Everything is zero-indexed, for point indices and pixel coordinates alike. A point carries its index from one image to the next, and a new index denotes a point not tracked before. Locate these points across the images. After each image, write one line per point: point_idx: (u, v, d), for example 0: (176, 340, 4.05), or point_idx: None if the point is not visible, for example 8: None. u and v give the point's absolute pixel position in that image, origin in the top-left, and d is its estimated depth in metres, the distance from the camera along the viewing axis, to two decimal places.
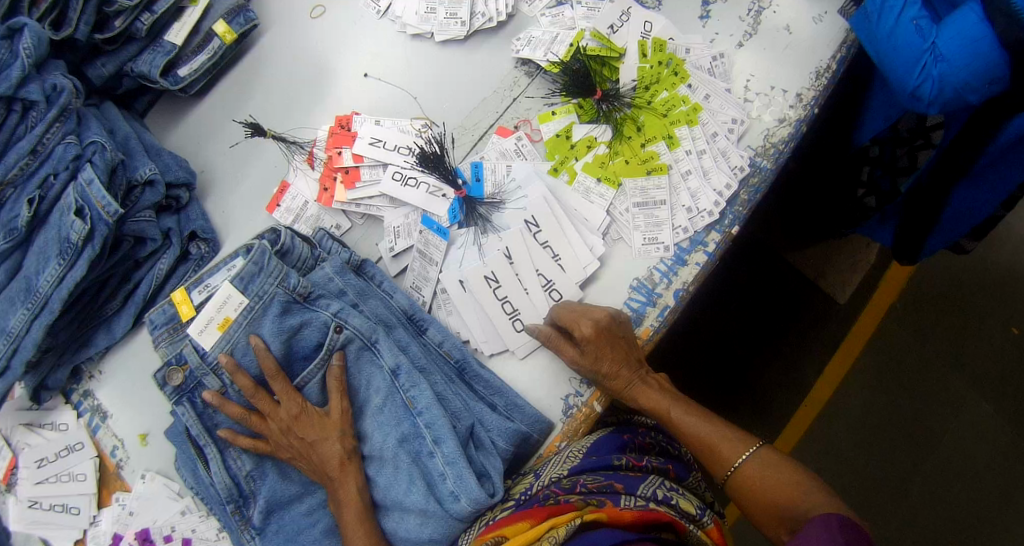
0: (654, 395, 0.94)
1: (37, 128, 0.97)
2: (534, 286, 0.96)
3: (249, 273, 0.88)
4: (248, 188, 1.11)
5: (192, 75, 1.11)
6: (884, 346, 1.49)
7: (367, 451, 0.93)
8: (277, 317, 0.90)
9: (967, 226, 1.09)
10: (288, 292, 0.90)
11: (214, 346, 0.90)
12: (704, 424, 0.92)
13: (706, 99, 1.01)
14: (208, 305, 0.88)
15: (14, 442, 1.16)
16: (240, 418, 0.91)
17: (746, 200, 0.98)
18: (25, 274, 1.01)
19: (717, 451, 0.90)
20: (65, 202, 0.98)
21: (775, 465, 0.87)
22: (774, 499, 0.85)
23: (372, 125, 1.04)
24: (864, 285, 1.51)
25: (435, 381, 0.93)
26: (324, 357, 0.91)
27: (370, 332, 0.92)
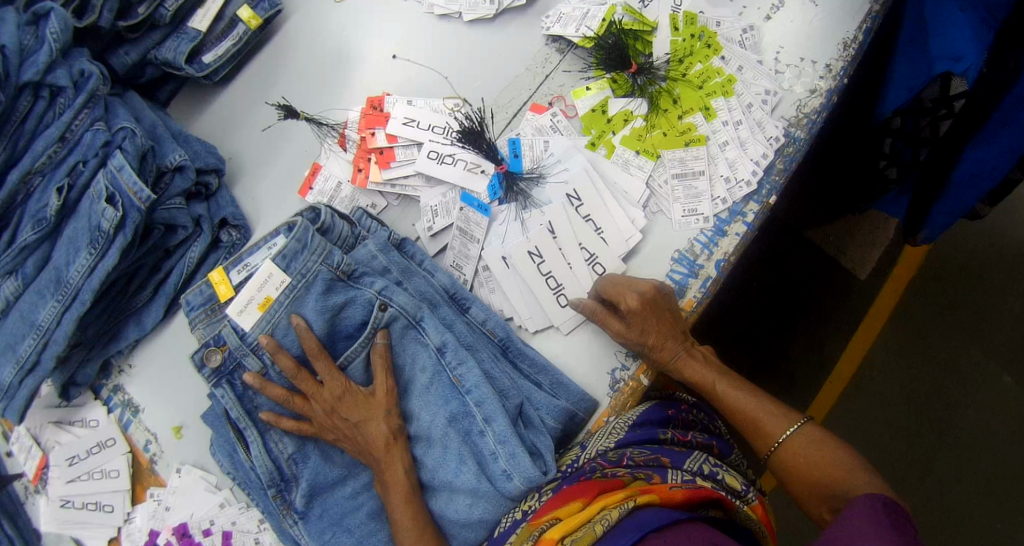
0: (701, 369, 0.93)
1: (66, 115, 0.96)
2: (575, 260, 0.96)
3: (292, 251, 0.87)
4: (279, 173, 1.10)
5: (217, 62, 1.10)
6: (905, 320, 1.49)
7: (413, 431, 0.91)
8: (320, 296, 0.89)
9: (974, 194, 1.09)
10: (331, 270, 0.89)
11: (254, 327, 0.88)
12: (749, 399, 0.91)
13: (739, 71, 1.01)
14: (248, 285, 0.87)
15: (43, 440, 1.15)
16: (283, 400, 0.89)
17: (783, 169, 0.98)
18: (54, 265, 0.99)
19: (759, 424, 0.89)
20: (95, 190, 0.95)
21: (818, 440, 0.86)
22: (819, 476, 0.84)
23: (405, 104, 1.04)
24: (884, 262, 1.51)
25: (482, 358, 0.92)
26: (368, 335, 0.90)
27: (415, 310, 0.90)
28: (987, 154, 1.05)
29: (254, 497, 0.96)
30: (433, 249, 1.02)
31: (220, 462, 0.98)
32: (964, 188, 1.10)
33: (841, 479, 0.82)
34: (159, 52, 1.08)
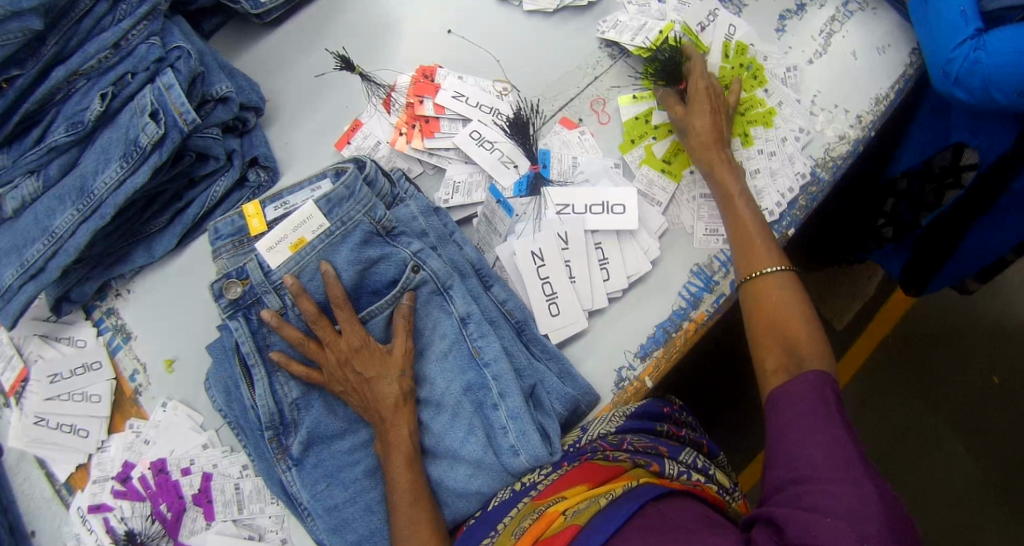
0: (728, 178, 0.95)
1: (125, 23, 0.98)
2: (582, 274, 0.97)
3: (339, 197, 0.92)
4: (316, 123, 1.09)
5: (273, 3, 1.09)
6: (872, 374, 1.53)
7: (424, 395, 0.92)
8: (356, 247, 0.93)
9: (976, 261, 1.22)
10: (372, 223, 0.93)
11: (281, 266, 0.92)
12: (757, 224, 0.92)
13: (779, 105, 1.10)
14: (284, 224, 0.91)
15: (27, 352, 1.13)
16: (298, 342, 0.90)
17: (805, 205, 1.06)
18: (81, 173, 0.99)
19: (759, 251, 0.89)
20: (140, 104, 0.97)
21: (799, 299, 0.85)
22: (787, 315, 0.83)
23: (456, 79, 1.05)
24: (860, 318, 1.56)
25: (504, 335, 0.94)
26: (396, 294, 0.92)
27: (445, 278, 0.94)
28: (989, 234, 1.17)
29: (247, 440, 0.96)
30: (458, 219, 1.02)
31: (214, 398, 0.98)
32: (970, 257, 1.23)
33: (804, 340, 0.80)
34: None
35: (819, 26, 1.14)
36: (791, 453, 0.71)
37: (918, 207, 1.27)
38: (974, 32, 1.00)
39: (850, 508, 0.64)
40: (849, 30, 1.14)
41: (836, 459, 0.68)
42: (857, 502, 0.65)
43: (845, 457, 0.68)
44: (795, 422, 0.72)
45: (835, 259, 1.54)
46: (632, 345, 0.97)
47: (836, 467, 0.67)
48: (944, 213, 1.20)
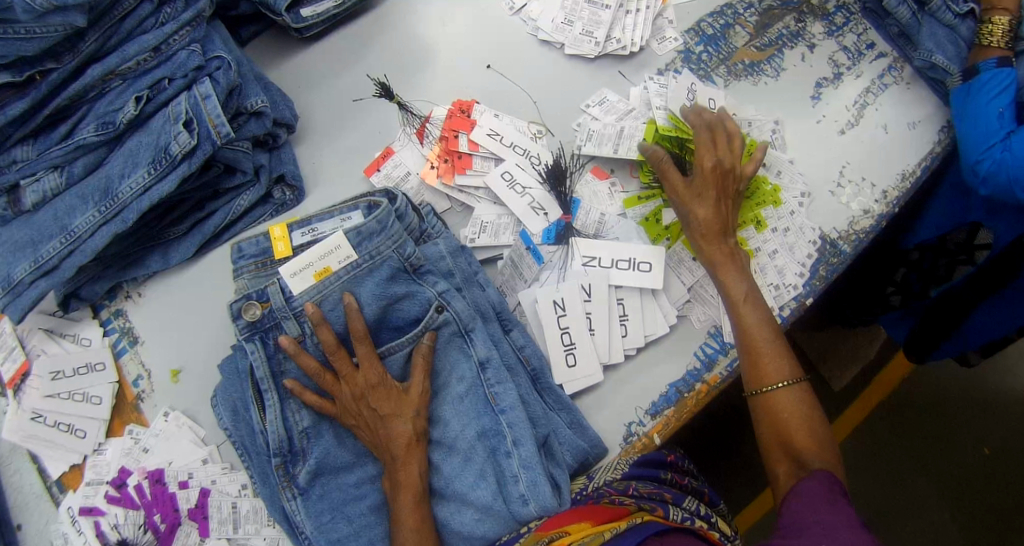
0: (734, 282, 0.93)
1: (168, 27, 0.96)
2: (602, 328, 0.97)
3: (368, 231, 0.93)
4: (346, 146, 1.08)
5: (314, 18, 1.07)
6: (867, 437, 1.54)
7: (437, 436, 0.92)
8: (383, 281, 0.93)
9: (980, 339, 1.25)
10: (400, 260, 0.94)
11: (302, 294, 0.93)
12: (766, 331, 0.90)
13: (778, 176, 1.08)
14: (311, 252, 0.92)
15: (30, 346, 1.11)
16: (315, 372, 0.90)
17: (824, 276, 1.05)
18: (106, 175, 0.97)
19: (769, 363, 0.89)
20: (174, 111, 0.95)
21: (805, 404, 0.87)
22: (795, 428, 0.86)
23: (491, 116, 1.05)
24: (858, 379, 1.57)
25: (520, 383, 0.95)
26: (418, 333, 0.93)
27: (468, 321, 0.94)
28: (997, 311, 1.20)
29: (252, 462, 0.96)
30: (482, 259, 1.02)
31: (220, 416, 0.97)
32: (974, 333, 1.25)
33: (815, 453, 0.83)
34: None
35: (854, 97, 1.15)
36: (802, 508, 0.75)
37: (929, 279, 1.27)
38: (1005, 135, 1.03)
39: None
40: (882, 103, 1.15)
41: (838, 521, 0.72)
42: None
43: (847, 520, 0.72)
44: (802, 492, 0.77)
45: (835, 320, 1.54)
46: (644, 401, 0.98)
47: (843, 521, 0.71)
48: (956, 287, 1.22)
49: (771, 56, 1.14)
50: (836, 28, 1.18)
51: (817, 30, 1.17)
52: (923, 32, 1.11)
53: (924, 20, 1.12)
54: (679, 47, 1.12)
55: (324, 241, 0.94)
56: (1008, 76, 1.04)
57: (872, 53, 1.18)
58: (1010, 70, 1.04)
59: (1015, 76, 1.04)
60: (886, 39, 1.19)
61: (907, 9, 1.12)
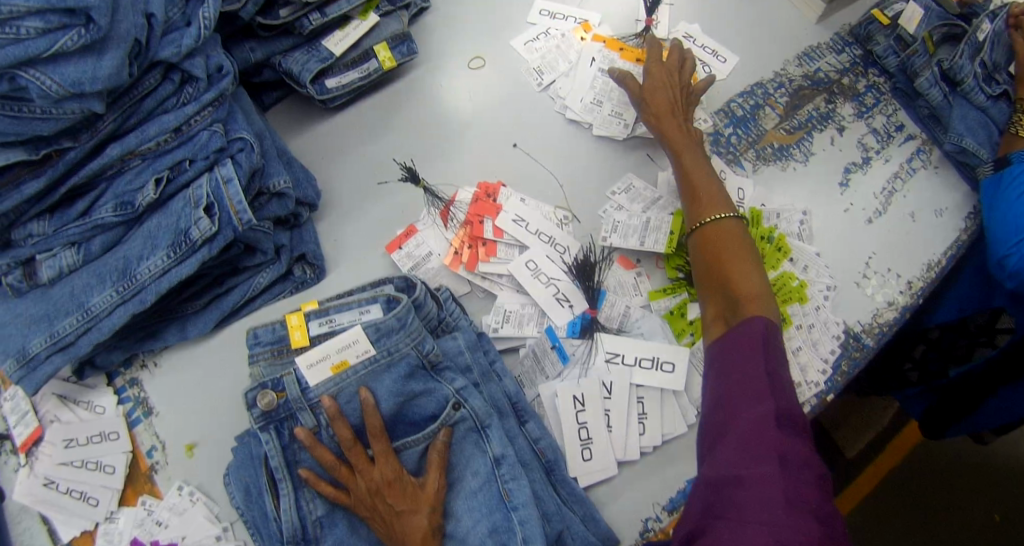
0: (677, 133, 1.02)
1: (190, 108, 0.95)
2: (619, 425, 0.96)
3: (388, 328, 0.93)
4: (370, 223, 1.08)
5: (339, 89, 1.09)
6: (875, 506, 1.53)
7: (450, 531, 0.89)
8: (401, 377, 0.92)
9: (997, 418, 1.24)
10: (419, 356, 0.94)
11: (319, 385, 0.92)
12: (705, 185, 0.98)
13: (805, 270, 1.06)
14: (330, 344, 0.92)
15: (43, 412, 1.10)
16: (331, 465, 0.88)
17: (846, 370, 1.03)
18: (124, 255, 0.96)
19: (709, 201, 0.96)
20: (194, 194, 0.94)
21: (744, 256, 0.91)
22: (731, 272, 0.90)
23: (517, 201, 1.05)
24: (872, 446, 1.55)
25: (535, 477, 0.92)
26: (433, 429, 0.91)
27: (485, 416, 0.92)
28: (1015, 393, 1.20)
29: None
30: (503, 348, 1.02)
31: (232, 493, 0.94)
32: (994, 409, 1.24)
33: (747, 297, 0.87)
34: (285, 60, 1.06)
35: (883, 183, 1.13)
36: (723, 428, 0.79)
37: (947, 358, 1.26)
38: None
39: (760, 486, 0.72)
40: (910, 190, 1.13)
41: (749, 441, 0.75)
42: (761, 488, 0.72)
43: (758, 437, 0.75)
44: (722, 401, 0.81)
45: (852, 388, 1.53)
46: (662, 496, 0.95)
47: (753, 458, 0.74)
48: (976, 369, 1.21)
49: (800, 139, 1.14)
50: (867, 109, 1.18)
51: (846, 112, 1.17)
52: (954, 116, 1.10)
53: (956, 100, 1.11)
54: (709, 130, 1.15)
55: (341, 335, 0.93)
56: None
57: (901, 135, 1.17)
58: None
59: None
60: (916, 120, 1.17)
61: (939, 91, 1.12)
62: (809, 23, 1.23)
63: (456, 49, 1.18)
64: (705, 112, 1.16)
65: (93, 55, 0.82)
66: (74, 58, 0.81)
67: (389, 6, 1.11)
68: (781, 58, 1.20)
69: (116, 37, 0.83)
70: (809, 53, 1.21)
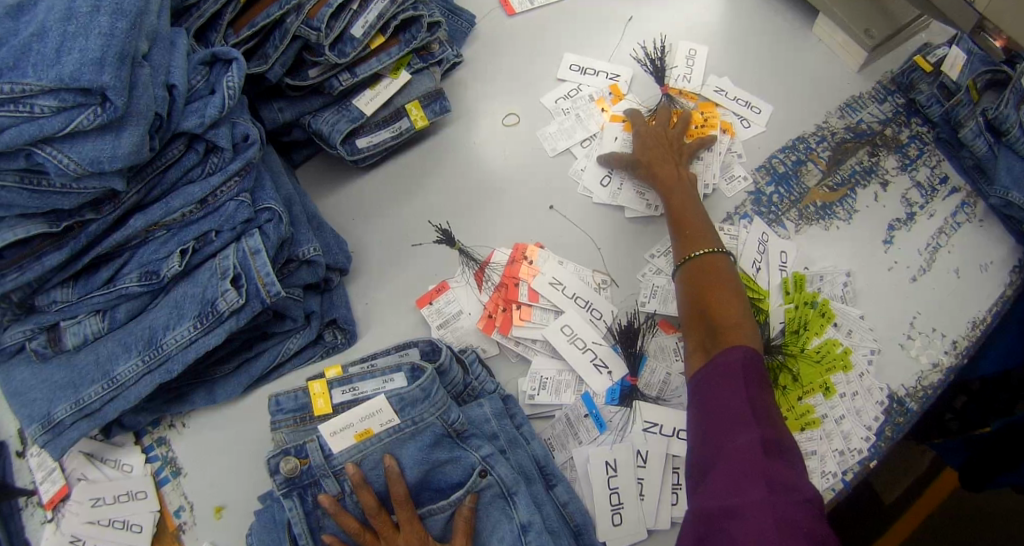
0: (667, 167, 1.05)
1: (215, 179, 0.92)
2: (653, 494, 0.93)
3: (412, 398, 0.88)
4: (405, 283, 1.08)
5: (369, 148, 1.09)
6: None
7: None
8: (425, 447, 0.88)
9: None
10: (444, 426, 0.89)
11: (343, 451, 0.89)
12: (693, 218, 1.00)
13: (848, 334, 1.02)
14: (353, 413, 0.88)
15: (70, 471, 1.09)
16: (355, 532, 0.87)
17: (889, 437, 0.99)
18: (150, 325, 0.94)
19: (696, 236, 0.98)
20: (221, 264, 0.92)
21: (725, 281, 0.92)
22: (711, 296, 0.90)
23: (556, 264, 1.05)
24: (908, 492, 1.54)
25: (562, 545, 0.90)
26: (459, 496, 0.88)
27: (512, 483, 0.89)
28: None
29: None
30: (536, 416, 0.99)
31: None
32: None
33: (728, 321, 0.87)
34: (315, 121, 1.07)
35: (927, 239, 1.10)
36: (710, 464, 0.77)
37: (987, 410, 1.26)
38: None
39: (753, 510, 0.69)
40: (955, 245, 1.09)
41: (737, 468, 0.73)
42: (753, 515, 0.68)
43: (745, 462, 0.73)
44: (708, 434, 0.79)
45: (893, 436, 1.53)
46: None
47: (739, 487, 0.71)
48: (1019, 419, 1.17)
49: (844, 196, 1.11)
50: (911, 161, 1.14)
51: (890, 165, 1.13)
52: (1000, 168, 1.06)
53: (1001, 152, 1.07)
54: (748, 187, 1.11)
55: (365, 403, 0.89)
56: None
57: (945, 187, 1.13)
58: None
59: None
60: (960, 170, 1.13)
61: (984, 141, 1.08)
62: (851, 72, 1.20)
63: (491, 104, 1.18)
64: (749, 169, 1.13)
65: (111, 133, 0.79)
66: (93, 136, 0.79)
67: (421, 63, 1.11)
68: (823, 110, 1.17)
69: (135, 115, 0.80)
70: (852, 104, 1.17)
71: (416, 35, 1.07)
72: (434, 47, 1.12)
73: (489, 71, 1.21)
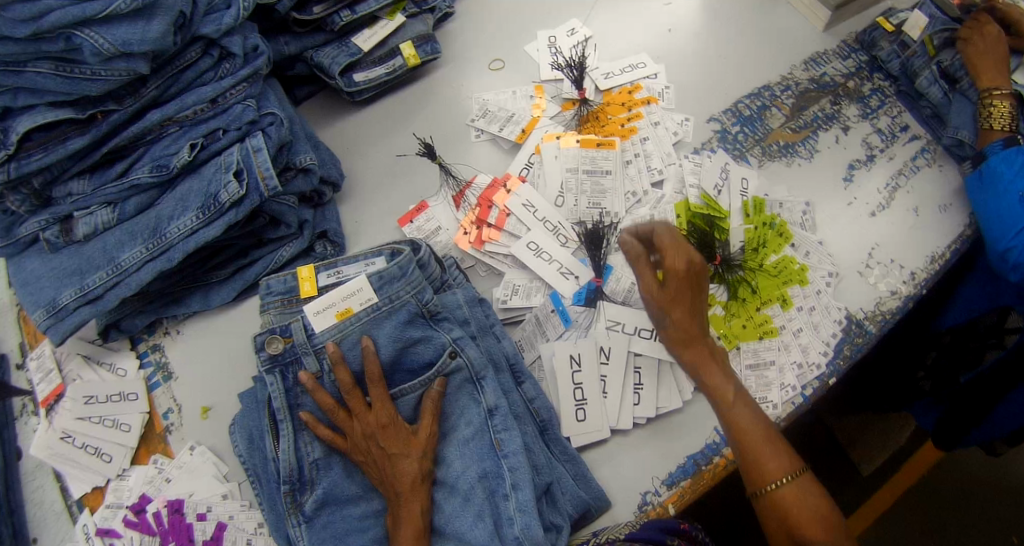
0: (724, 381, 0.90)
1: (226, 81, 1.02)
2: (615, 392, 0.98)
3: (390, 276, 0.95)
4: (389, 201, 1.15)
5: (366, 83, 1.16)
6: (888, 527, 1.46)
7: (440, 476, 0.93)
8: (400, 325, 0.94)
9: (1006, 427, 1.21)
10: (418, 305, 0.95)
11: (325, 331, 0.94)
12: (759, 432, 0.86)
13: (806, 256, 1.08)
14: (334, 292, 0.93)
15: (66, 371, 1.14)
16: (329, 408, 0.92)
17: (848, 355, 1.03)
18: (156, 215, 1.02)
19: (762, 449, 0.85)
20: (226, 160, 1.00)
21: (810, 495, 0.83)
22: (802, 527, 0.81)
23: (531, 190, 1.08)
24: (885, 468, 1.49)
25: (527, 431, 0.95)
26: (430, 377, 0.94)
27: (480, 368, 0.95)
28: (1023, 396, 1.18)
29: (262, 488, 0.97)
30: (506, 320, 1.05)
31: (236, 442, 1.00)
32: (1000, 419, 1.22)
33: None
34: (317, 54, 1.15)
35: (886, 179, 1.16)
36: None
37: (960, 362, 1.24)
38: None
39: None
40: (913, 185, 1.15)
41: None
42: None
43: None
44: None
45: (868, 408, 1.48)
46: (661, 471, 0.97)
47: None
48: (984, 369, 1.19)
49: (806, 137, 1.18)
50: (872, 110, 1.21)
51: (851, 113, 1.21)
52: (953, 111, 1.14)
53: (956, 97, 1.14)
54: (716, 127, 1.18)
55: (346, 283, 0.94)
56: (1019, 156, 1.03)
57: (905, 135, 1.20)
58: (1018, 149, 1.04)
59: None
60: (920, 120, 1.21)
61: (938, 89, 1.16)
62: (817, 32, 1.28)
63: (479, 51, 1.25)
64: (713, 112, 1.19)
65: (143, 19, 0.90)
66: (126, 21, 0.89)
67: (415, 9, 1.20)
68: (788, 63, 1.24)
69: (164, 6, 0.91)
70: (816, 59, 1.25)
71: None
72: None
73: (479, 22, 1.28)
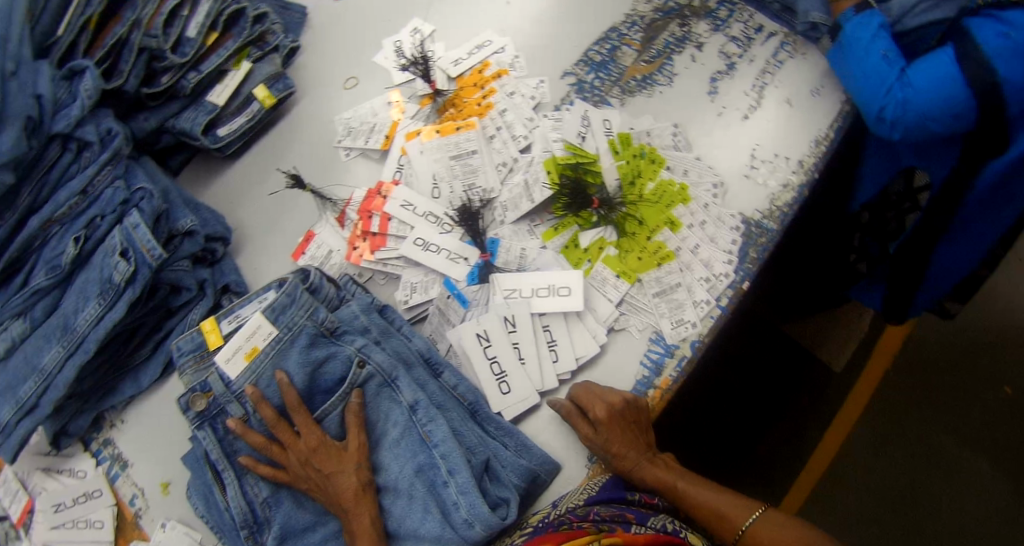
0: (664, 474, 0.94)
1: (90, 169, 1.06)
2: (530, 356, 1.00)
3: (281, 305, 0.97)
4: (281, 238, 1.19)
5: (230, 135, 1.21)
6: (883, 414, 1.46)
7: (382, 482, 0.94)
8: (304, 349, 0.97)
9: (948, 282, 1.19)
10: (316, 325, 0.98)
11: (240, 376, 0.96)
12: (713, 497, 0.92)
13: (684, 174, 1.10)
14: (237, 335, 0.96)
15: (31, 486, 1.18)
16: (262, 447, 0.94)
17: (755, 257, 1.04)
18: (63, 313, 1.05)
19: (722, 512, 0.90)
20: (110, 244, 1.04)
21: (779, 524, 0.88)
22: None
23: (406, 189, 1.11)
24: (857, 356, 1.51)
25: (453, 416, 0.96)
26: (345, 391, 0.96)
27: (391, 369, 0.97)
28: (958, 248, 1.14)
29: (228, 541, 1.00)
30: (412, 317, 1.07)
31: (195, 504, 1.01)
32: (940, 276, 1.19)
33: None
34: (178, 121, 1.20)
35: (751, 81, 1.16)
36: None
37: (882, 236, 1.26)
38: (898, 74, 1.02)
39: None
40: (780, 79, 1.15)
41: None
42: None
43: None
44: None
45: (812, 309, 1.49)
46: None
47: None
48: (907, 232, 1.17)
49: (661, 65, 1.20)
50: (722, 21, 1.22)
51: (701, 29, 1.22)
52: None
53: None
54: (572, 80, 1.20)
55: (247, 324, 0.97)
56: (873, 19, 1.06)
57: (762, 35, 1.20)
58: (871, 13, 1.07)
59: (878, 17, 1.07)
60: (772, 18, 1.21)
61: None
62: None
63: (332, 74, 1.29)
64: (566, 67, 1.21)
65: None
66: None
67: (259, 52, 1.24)
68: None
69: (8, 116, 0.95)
70: None
71: (245, 27, 1.21)
72: (269, 36, 1.25)
73: (326, 46, 1.32)
